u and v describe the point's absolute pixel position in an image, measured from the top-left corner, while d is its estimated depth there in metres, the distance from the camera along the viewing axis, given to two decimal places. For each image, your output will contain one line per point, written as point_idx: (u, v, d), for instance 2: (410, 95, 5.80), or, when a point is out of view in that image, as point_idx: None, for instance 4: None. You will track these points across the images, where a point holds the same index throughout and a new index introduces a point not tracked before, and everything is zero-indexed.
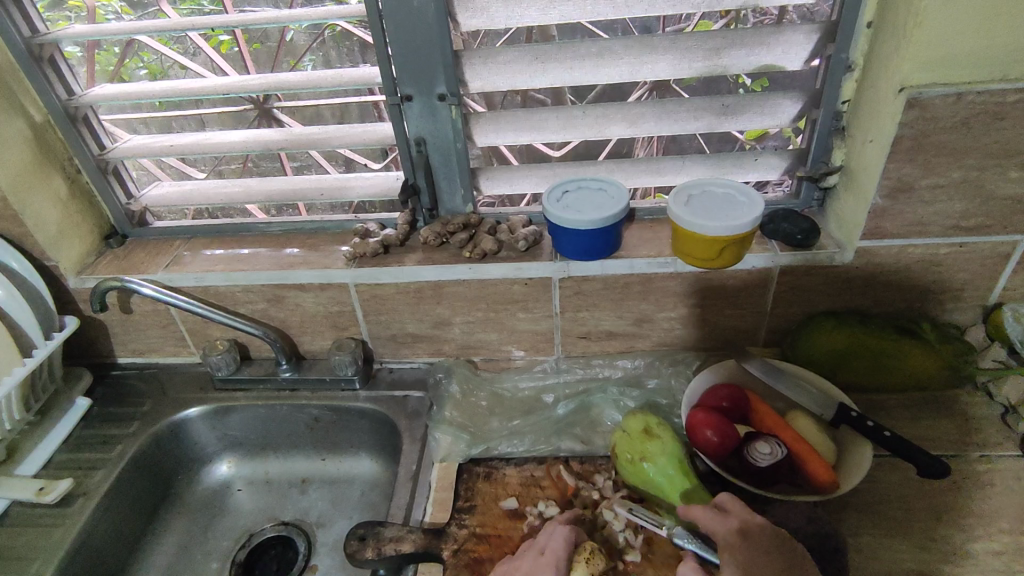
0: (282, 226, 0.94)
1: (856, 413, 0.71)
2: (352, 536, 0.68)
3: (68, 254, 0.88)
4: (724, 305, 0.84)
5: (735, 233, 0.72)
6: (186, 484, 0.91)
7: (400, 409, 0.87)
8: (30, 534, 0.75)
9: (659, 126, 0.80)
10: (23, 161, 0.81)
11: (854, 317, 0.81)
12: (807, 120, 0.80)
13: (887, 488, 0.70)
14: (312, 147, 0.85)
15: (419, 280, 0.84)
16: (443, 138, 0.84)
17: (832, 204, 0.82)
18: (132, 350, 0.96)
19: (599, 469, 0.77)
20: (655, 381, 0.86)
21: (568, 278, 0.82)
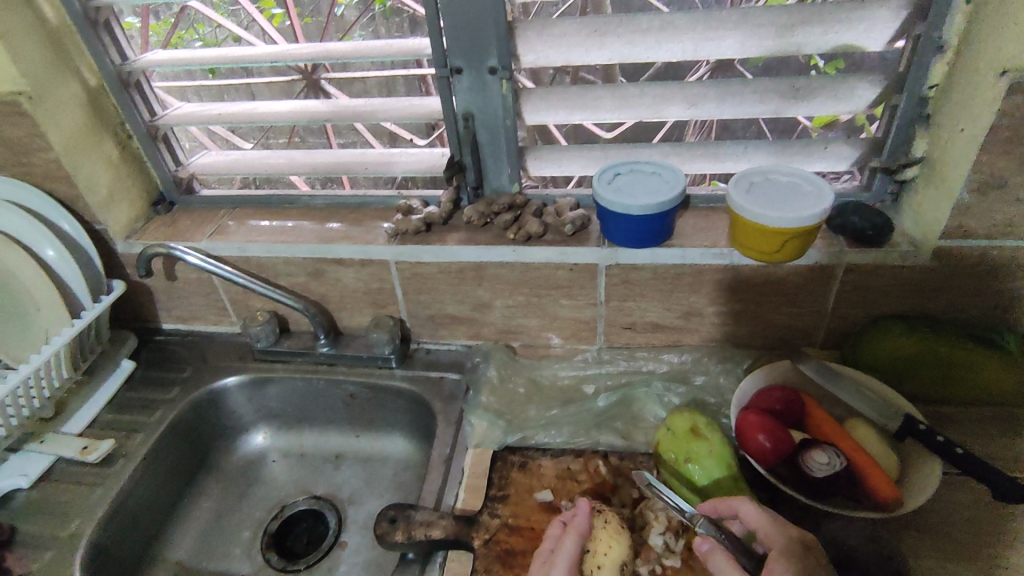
0: (325, 199, 0.93)
1: (924, 426, 0.65)
2: (382, 517, 0.67)
3: (118, 219, 0.89)
4: (781, 303, 0.79)
5: (801, 225, 0.67)
6: (223, 452, 0.92)
7: (436, 391, 0.86)
8: (73, 490, 0.76)
9: (721, 109, 0.75)
10: (77, 124, 0.82)
11: (925, 321, 0.74)
12: (885, 106, 0.73)
13: (955, 509, 0.65)
14: (358, 119, 0.83)
15: (460, 260, 0.82)
16: (492, 114, 0.80)
17: (908, 198, 0.76)
18: (176, 317, 0.97)
19: (639, 467, 0.74)
20: (702, 378, 0.82)
21: (615, 266, 0.78)
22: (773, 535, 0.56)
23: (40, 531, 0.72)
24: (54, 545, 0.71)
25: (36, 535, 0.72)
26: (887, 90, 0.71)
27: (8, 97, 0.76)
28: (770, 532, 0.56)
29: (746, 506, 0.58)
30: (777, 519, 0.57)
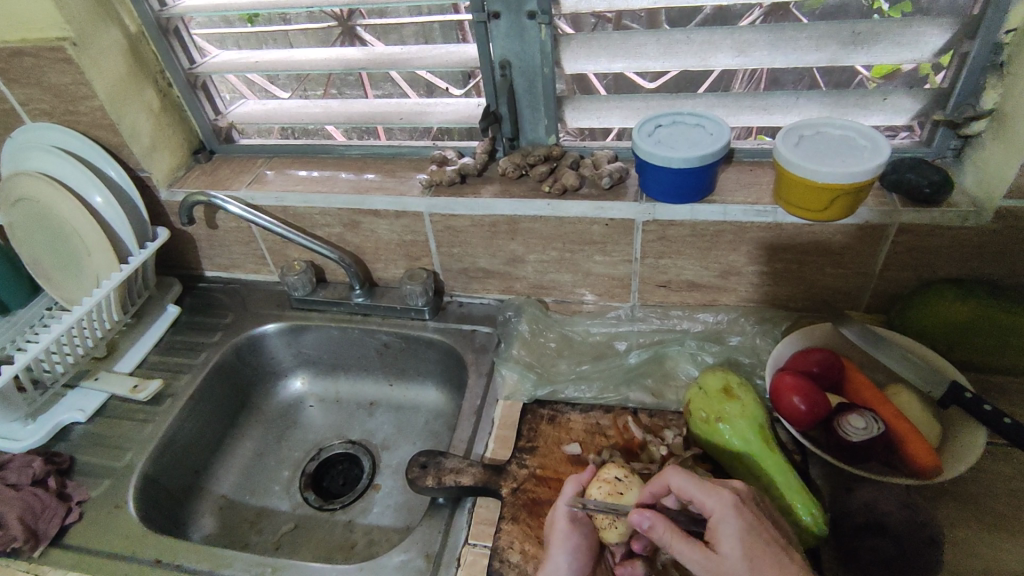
0: (361, 150, 0.92)
1: (971, 395, 0.62)
2: (414, 462, 0.69)
3: (161, 166, 0.91)
4: (826, 264, 0.76)
5: (850, 182, 0.63)
6: (264, 395, 0.96)
7: (468, 343, 0.87)
8: (126, 425, 0.80)
9: (772, 57, 0.71)
10: (119, 71, 0.83)
11: (981, 286, 0.70)
12: (954, 54, 0.68)
13: (997, 480, 0.63)
14: (394, 68, 0.81)
15: (494, 213, 0.81)
16: (530, 61, 0.78)
17: (973, 154, 0.71)
18: (218, 265, 1.00)
19: (669, 424, 0.73)
20: (738, 338, 0.81)
21: (652, 222, 0.76)
22: (709, 500, 0.53)
23: (96, 462, 0.77)
24: (109, 475, 0.75)
25: (94, 465, 0.76)
26: (957, 36, 0.65)
27: (51, 43, 0.76)
28: (706, 498, 0.53)
29: (674, 478, 0.55)
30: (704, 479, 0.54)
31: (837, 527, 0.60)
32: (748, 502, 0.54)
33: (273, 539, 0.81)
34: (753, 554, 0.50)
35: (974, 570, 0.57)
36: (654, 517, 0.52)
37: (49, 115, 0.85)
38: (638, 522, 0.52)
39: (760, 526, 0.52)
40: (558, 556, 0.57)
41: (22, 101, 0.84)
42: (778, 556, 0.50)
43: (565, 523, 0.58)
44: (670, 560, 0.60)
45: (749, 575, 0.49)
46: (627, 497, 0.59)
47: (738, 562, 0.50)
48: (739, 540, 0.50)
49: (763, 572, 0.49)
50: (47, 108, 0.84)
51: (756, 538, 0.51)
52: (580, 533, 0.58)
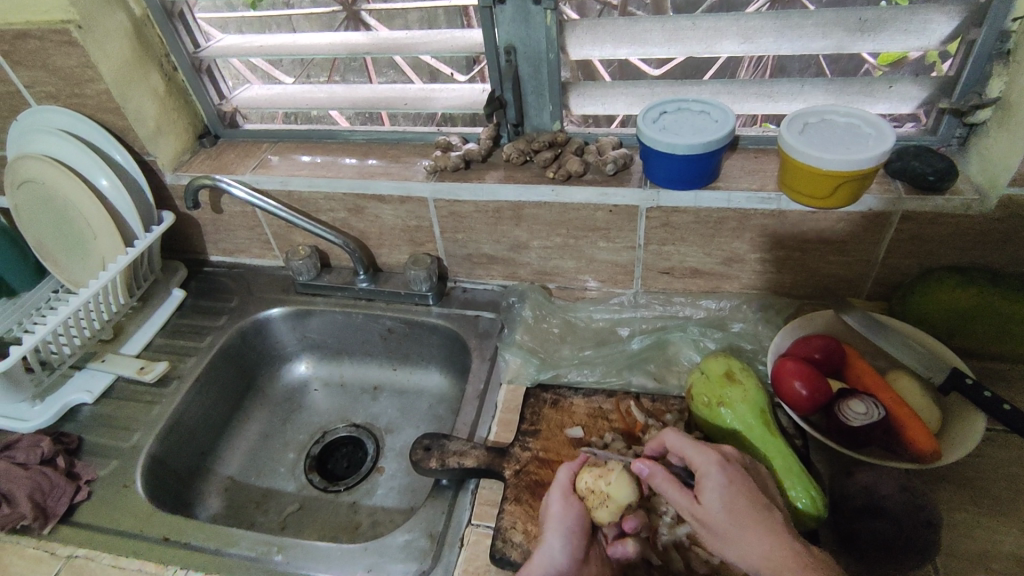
0: (365, 135, 0.92)
1: (971, 381, 0.63)
2: (418, 445, 0.70)
3: (166, 150, 0.91)
4: (828, 252, 0.76)
5: (856, 169, 0.63)
6: (268, 379, 0.97)
7: (472, 328, 0.87)
8: (133, 407, 0.81)
9: (779, 44, 0.70)
10: (124, 55, 0.83)
11: (983, 274, 0.71)
12: (961, 42, 0.68)
13: (995, 465, 0.64)
14: (398, 53, 0.81)
15: (498, 199, 0.81)
16: (535, 47, 0.78)
17: (978, 143, 0.71)
18: (223, 250, 1.01)
19: (671, 408, 0.73)
20: (740, 325, 0.81)
21: (656, 208, 0.76)
22: (697, 455, 0.55)
23: (103, 442, 0.77)
24: (116, 455, 0.76)
25: (101, 445, 0.77)
26: (964, 23, 0.65)
27: (57, 26, 0.76)
28: (695, 452, 0.56)
29: (670, 437, 0.58)
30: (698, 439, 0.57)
31: (836, 508, 0.61)
32: (738, 465, 0.55)
33: (278, 519, 0.82)
34: (735, 507, 0.52)
35: (971, 553, 0.58)
36: (653, 466, 0.56)
37: (54, 98, 0.85)
38: (639, 470, 0.56)
39: (744, 484, 0.53)
40: (552, 540, 0.57)
41: (27, 84, 0.84)
42: (758, 513, 0.52)
43: (559, 505, 0.59)
44: (669, 541, 0.60)
45: (727, 524, 0.51)
46: (618, 476, 0.58)
47: (718, 511, 0.52)
48: (719, 491, 0.53)
49: (743, 523, 0.51)
50: (52, 90, 0.84)
51: (739, 494, 0.52)
52: (574, 515, 0.58)
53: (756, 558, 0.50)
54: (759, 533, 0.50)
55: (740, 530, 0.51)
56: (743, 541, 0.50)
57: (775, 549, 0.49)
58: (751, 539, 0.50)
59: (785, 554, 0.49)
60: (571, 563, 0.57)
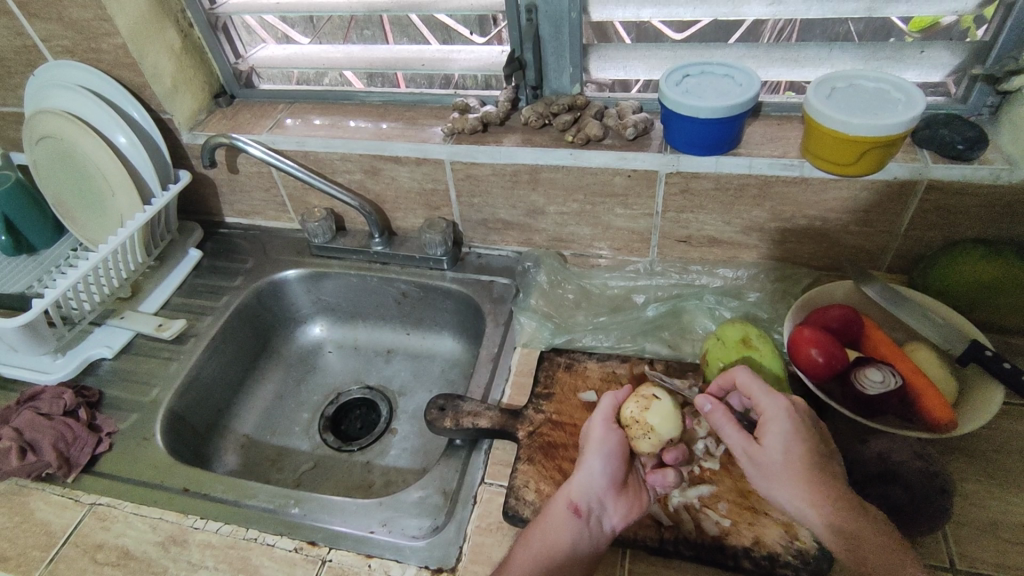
0: (381, 97, 0.91)
1: (991, 352, 0.62)
2: (432, 405, 0.71)
3: (182, 109, 0.90)
4: (849, 222, 0.75)
5: (884, 135, 0.62)
6: (283, 340, 0.97)
7: (486, 293, 0.88)
8: (152, 362, 0.83)
9: (808, 6, 0.68)
10: (140, 8, 0.82)
11: (1009, 246, 0.69)
12: (998, 5, 0.65)
13: (1010, 438, 0.63)
14: (416, 11, 0.80)
15: (516, 162, 0.80)
16: (557, 6, 0.76)
17: (1010, 111, 0.69)
18: (238, 211, 1.01)
19: (685, 374, 0.73)
20: (756, 294, 0.81)
21: (676, 174, 0.75)
22: (766, 401, 0.57)
23: (124, 396, 0.79)
24: (136, 409, 0.77)
25: (121, 399, 0.79)
26: None
27: None
28: (765, 396, 0.57)
29: (740, 375, 0.59)
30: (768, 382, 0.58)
31: (848, 475, 0.60)
32: (805, 410, 0.58)
33: (294, 476, 0.83)
34: (794, 456, 0.55)
35: (983, 522, 0.58)
36: (716, 405, 0.58)
37: (71, 53, 0.85)
38: (701, 404, 0.59)
39: (810, 433, 0.56)
40: (592, 462, 0.60)
41: (44, 37, 0.84)
42: (817, 464, 0.55)
43: (599, 433, 0.62)
44: (680, 503, 0.61)
45: (784, 469, 0.55)
46: (659, 410, 0.62)
47: (777, 456, 0.56)
48: (784, 437, 0.56)
49: (797, 472, 0.55)
50: (69, 45, 0.84)
51: (802, 443, 0.55)
52: (615, 440, 0.62)
53: (808, 507, 0.54)
54: (812, 484, 0.54)
55: (795, 476, 0.55)
56: (799, 490, 0.54)
57: (825, 500, 0.54)
58: (805, 490, 0.54)
59: (835, 506, 0.53)
60: (611, 485, 0.60)
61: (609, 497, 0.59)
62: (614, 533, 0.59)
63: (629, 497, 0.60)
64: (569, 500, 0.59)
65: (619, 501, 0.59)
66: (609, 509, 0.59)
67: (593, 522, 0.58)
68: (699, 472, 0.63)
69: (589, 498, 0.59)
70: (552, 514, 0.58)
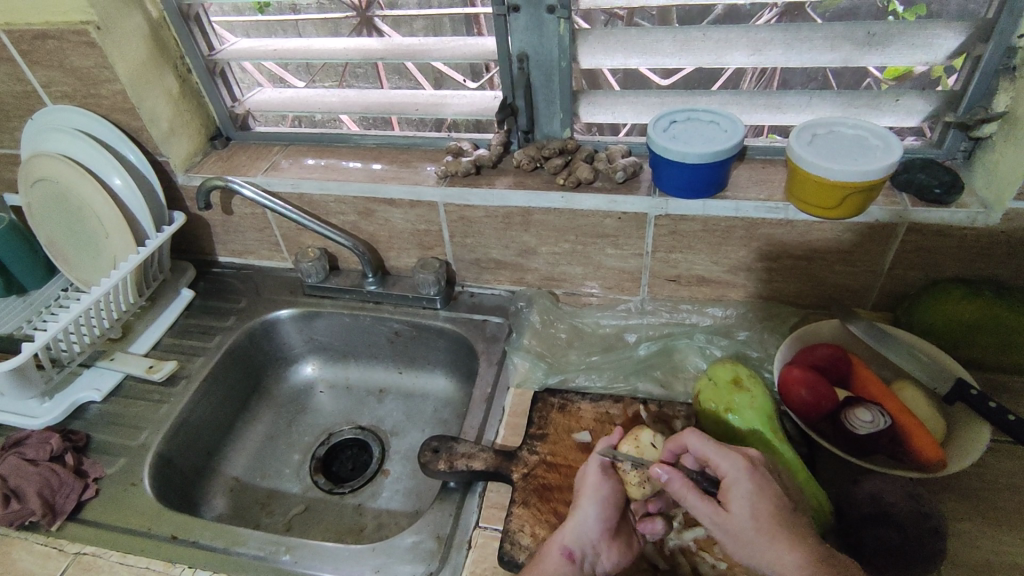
0: (375, 140, 0.93)
1: (976, 391, 0.63)
2: (426, 447, 0.70)
3: (178, 151, 0.92)
4: (835, 262, 0.77)
5: (865, 180, 0.64)
6: (275, 380, 0.97)
7: (479, 332, 0.88)
8: (141, 405, 0.82)
9: (787, 57, 0.72)
10: (140, 55, 0.83)
11: (989, 287, 0.72)
12: (966, 57, 0.69)
13: (999, 476, 0.64)
14: (411, 58, 0.82)
15: (508, 205, 0.82)
16: (547, 55, 0.79)
17: (983, 156, 0.72)
18: (232, 251, 1.01)
19: (678, 414, 0.73)
20: (746, 333, 0.82)
21: (665, 216, 0.77)
22: (724, 462, 0.56)
23: (112, 440, 0.78)
24: (124, 453, 0.76)
25: (109, 443, 0.77)
26: (970, 39, 0.66)
27: (76, 26, 0.77)
28: (721, 460, 0.56)
29: (693, 439, 0.58)
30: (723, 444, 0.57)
31: (842, 515, 0.61)
32: (762, 467, 0.57)
33: (284, 520, 0.82)
34: (760, 515, 0.54)
35: (976, 562, 0.58)
36: (672, 473, 0.57)
37: (70, 98, 0.86)
38: (659, 474, 0.57)
39: (772, 491, 0.55)
40: (588, 508, 0.59)
41: (44, 83, 0.85)
42: (785, 520, 0.54)
43: (594, 479, 0.61)
44: (676, 547, 0.61)
45: (755, 532, 0.53)
46: (655, 460, 0.63)
47: (745, 520, 0.53)
48: (747, 499, 0.54)
49: (769, 532, 0.53)
50: (69, 90, 0.85)
51: (765, 501, 0.54)
52: (609, 487, 0.60)
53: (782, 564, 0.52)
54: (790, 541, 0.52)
55: (767, 536, 0.53)
56: (771, 553, 0.52)
57: (801, 557, 0.51)
58: (780, 549, 0.52)
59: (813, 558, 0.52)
60: (604, 532, 0.59)
61: (602, 543, 0.59)
62: None
63: (620, 543, 0.59)
64: (563, 546, 0.58)
65: (610, 549, 0.59)
66: (603, 555, 0.58)
67: (585, 567, 0.57)
68: (695, 513, 0.63)
69: (583, 545, 0.58)
70: (546, 561, 0.57)
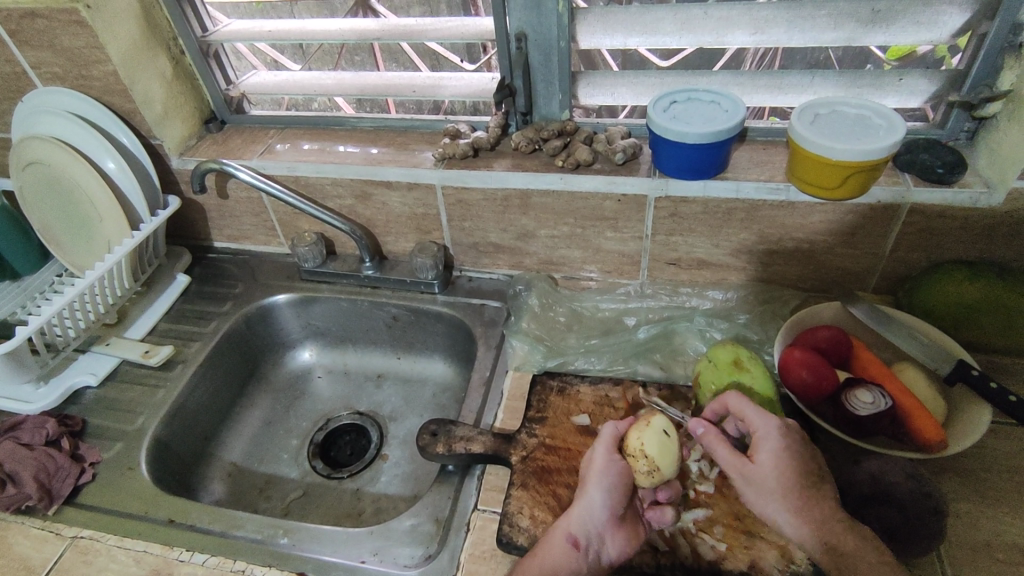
0: (372, 122, 0.92)
1: (977, 372, 0.63)
2: (424, 430, 0.70)
3: (172, 134, 0.90)
4: (836, 244, 0.76)
5: (867, 159, 0.63)
6: (272, 365, 0.96)
7: (477, 316, 0.88)
8: (137, 390, 0.81)
9: (789, 35, 0.70)
10: (132, 36, 0.82)
11: (991, 268, 0.71)
12: (972, 34, 0.67)
13: (1000, 457, 0.64)
14: (407, 39, 0.81)
15: (506, 187, 0.81)
16: (546, 35, 0.77)
17: (987, 136, 0.71)
18: (227, 236, 1.00)
19: (678, 397, 0.73)
20: (746, 316, 0.82)
21: (664, 198, 0.76)
22: (758, 420, 0.58)
23: (108, 424, 0.77)
24: (121, 438, 0.76)
25: (105, 427, 0.77)
26: (976, 16, 0.65)
27: (66, 5, 0.76)
28: (756, 416, 0.58)
29: (731, 398, 0.59)
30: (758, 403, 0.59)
31: (842, 496, 0.60)
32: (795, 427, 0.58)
33: (282, 504, 0.82)
34: (784, 471, 0.55)
35: (976, 542, 0.58)
36: (707, 426, 0.59)
37: (61, 80, 0.85)
38: (694, 427, 0.59)
39: (802, 451, 0.56)
40: (594, 497, 0.58)
41: (34, 64, 0.84)
42: (807, 476, 0.55)
43: (602, 464, 0.59)
44: (677, 529, 0.61)
45: (776, 484, 0.55)
46: (666, 448, 0.60)
47: (769, 471, 0.55)
48: (775, 455, 0.56)
49: (787, 486, 0.55)
50: (60, 72, 0.84)
51: (794, 458, 0.56)
52: (616, 471, 0.59)
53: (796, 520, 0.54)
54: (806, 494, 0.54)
55: (786, 488, 0.55)
56: (786, 502, 0.55)
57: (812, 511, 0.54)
58: (792, 500, 0.55)
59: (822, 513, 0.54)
60: (611, 519, 0.58)
61: (608, 532, 0.57)
62: (610, 567, 0.57)
63: (627, 531, 0.58)
64: (569, 534, 0.57)
65: (617, 536, 0.58)
66: (609, 543, 0.57)
67: (591, 556, 0.56)
68: (695, 496, 0.63)
69: (588, 533, 0.57)
70: (551, 548, 0.57)
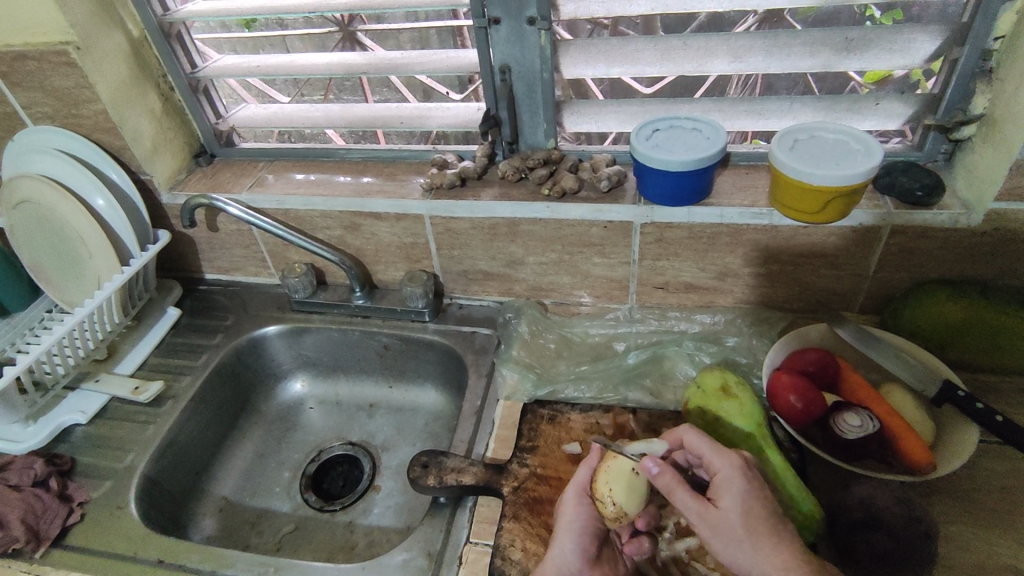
0: (361, 153, 0.93)
1: (963, 392, 0.64)
2: (415, 462, 0.69)
3: (162, 169, 0.91)
4: (820, 266, 0.77)
5: (845, 184, 0.64)
6: (263, 397, 0.96)
7: (468, 344, 0.88)
8: (127, 427, 0.81)
9: (767, 62, 0.72)
10: (122, 74, 0.83)
11: (973, 287, 0.72)
12: (944, 60, 0.69)
13: (989, 477, 0.64)
14: (394, 72, 0.82)
15: (494, 216, 0.82)
16: (529, 66, 0.79)
17: (963, 158, 0.72)
18: (218, 268, 1.01)
19: (667, 423, 0.74)
20: (734, 339, 0.82)
21: (650, 224, 0.77)
22: (717, 459, 0.57)
23: (97, 463, 0.77)
24: (110, 476, 0.75)
25: (94, 466, 0.76)
26: (947, 43, 0.67)
27: (56, 47, 0.77)
28: (716, 458, 0.57)
29: (689, 435, 0.60)
30: (717, 444, 0.59)
31: (833, 522, 0.61)
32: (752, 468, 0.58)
33: (274, 539, 0.81)
34: (749, 512, 0.55)
35: (968, 565, 0.58)
36: (664, 466, 0.56)
37: (51, 119, 0.86)
38: (649, 467, 0.56)
39: (762, 491, 0.56)
40: (565, 542, 0.59)
41: (24, 104, 0.85)
42: (770, 520, 0.55)
43: (571, 510, 0.60)
44: (668, 557, 0.61)
45: (743, 529, 0.54)
46: (634, 490, 0.58)
47: (733, 515, 0.54)
48: (738, 497, 0.55)
49: (756, 530, 0.54)
50: (50, 111, 0.85)
51: (756, 500, 0.55)
52: (585, 516, 0.60)
53: (768, 565, 0.53)
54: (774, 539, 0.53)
55: (753, 533, 0.54)
56: (755, 547, 0.53)
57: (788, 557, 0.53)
58: (761, 545, 0.53)
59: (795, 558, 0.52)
60: (584, 563, 0.58)
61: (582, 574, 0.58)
62: None
63: (604, 570, 0.59)
64: None
65: None
66: None
67: None
68: (686, 523, 0.63)
69: None
70: None
